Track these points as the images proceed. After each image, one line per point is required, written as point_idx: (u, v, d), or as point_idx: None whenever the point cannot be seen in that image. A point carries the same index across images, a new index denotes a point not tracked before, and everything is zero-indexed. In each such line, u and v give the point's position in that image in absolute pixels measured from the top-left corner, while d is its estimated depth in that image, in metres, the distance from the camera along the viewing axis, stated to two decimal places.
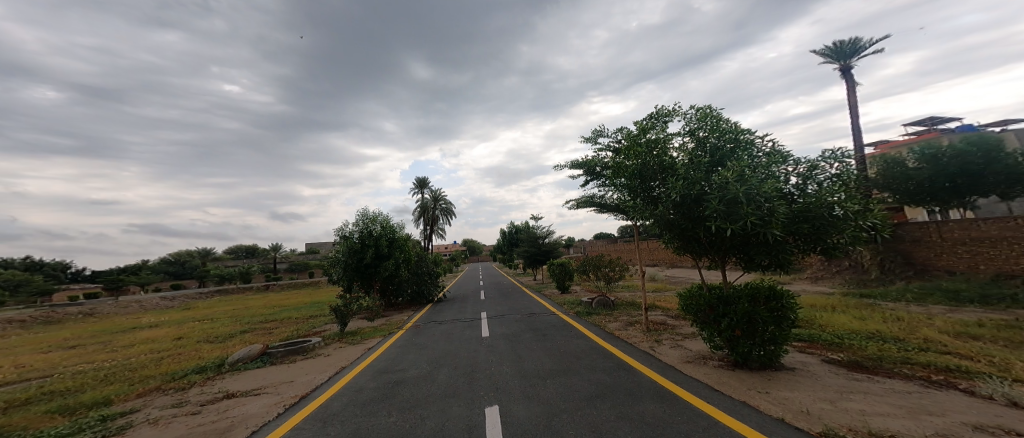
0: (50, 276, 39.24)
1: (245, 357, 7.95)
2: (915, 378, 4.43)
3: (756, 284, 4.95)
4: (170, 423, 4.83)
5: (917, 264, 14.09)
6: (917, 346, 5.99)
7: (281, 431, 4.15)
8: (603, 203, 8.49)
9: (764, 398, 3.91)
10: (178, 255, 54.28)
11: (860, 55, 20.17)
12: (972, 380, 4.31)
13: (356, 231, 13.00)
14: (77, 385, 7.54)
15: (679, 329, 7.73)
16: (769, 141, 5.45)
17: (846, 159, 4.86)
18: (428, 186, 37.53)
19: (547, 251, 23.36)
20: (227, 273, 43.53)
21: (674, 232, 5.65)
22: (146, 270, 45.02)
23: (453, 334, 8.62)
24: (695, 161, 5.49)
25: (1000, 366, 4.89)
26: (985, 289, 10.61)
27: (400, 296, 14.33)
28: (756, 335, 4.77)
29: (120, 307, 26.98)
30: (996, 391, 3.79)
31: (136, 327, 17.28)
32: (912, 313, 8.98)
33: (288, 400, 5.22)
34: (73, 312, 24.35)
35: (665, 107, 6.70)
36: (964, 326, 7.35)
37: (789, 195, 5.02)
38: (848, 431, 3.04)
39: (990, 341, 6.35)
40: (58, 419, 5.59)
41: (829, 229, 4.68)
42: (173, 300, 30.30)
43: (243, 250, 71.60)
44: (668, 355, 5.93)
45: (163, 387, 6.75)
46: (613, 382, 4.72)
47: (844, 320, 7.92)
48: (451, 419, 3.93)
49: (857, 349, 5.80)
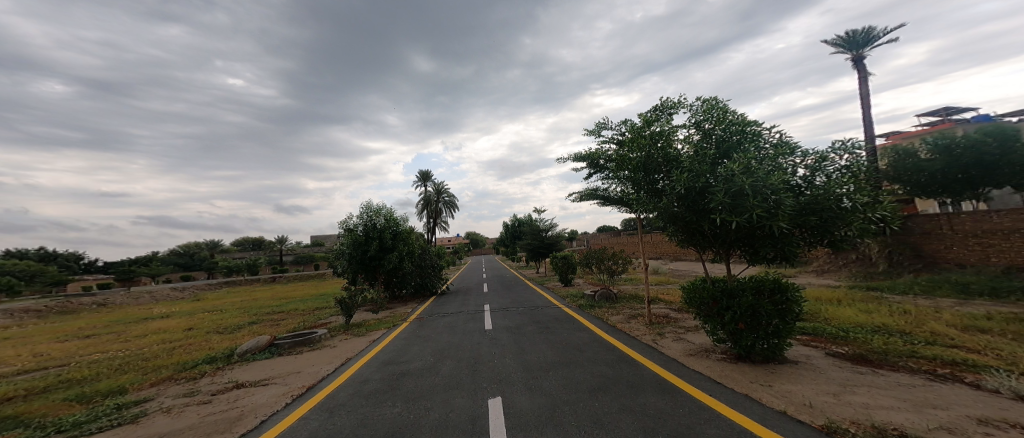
0: (64, 267, 40.06)
1: (253, 348, 8.10)
2: (920, 372, 4.40)
3: (760, 277, 4.91)
4: (183, 412, 4.95)
5: (926, 257, 13.90)
6: (924, 339, 5.94)
7: (288, 421, 4.21)
8: (606, 196, 8.44)
9: (767, 391, 3.91)
10: (186, 246, 55.01)
11: (872, 45, 19.70)
12: (979, 373, 4.27)
13: (360, 223, 13.13)
14: (92, 374, 7.72)
15: (681, 322, 7.72)
16: (777, 132, 5.38)
17: (856, 150, 4.76)
18: (430, 179, 37.64)
19: (550, 244, 23.34)
20: (236, 264, 44.13)
21: (678, 225, 5.60)
22: (157, 261, 45.83)
23: (456, 326, 8.68)
24: (700, 153, 5.44)
25: (1007, 359, 4.83)
26: (995, 282, 10.46)
27: (405, 287, 14.39)
28: (760, 328, 4.75)
29: (132, 298, 27.54)
30: (1003, 385, 3.76)
31: (147, 318, 17.60)
32: (919, 306, 8.89)
33: (296, 390, 5.30)
34: (86, 303, 24.91)
35: (670, 99, 6.63)
36: (972, 319, 7.26)
37: (796, 186, 4.94)
38: (851, 424, 3.03)
39: (998, 334, 6.27)
40: (75, 406, 5.73)
41: (837, 221, 4.62)
42: (183, 292, 30.82)
43: (250, 243, 72.61)
44: (670, 348, 5.94)
45: (175, 377, 6.91)
46: (616, 375, 4.72)
47: (850, 314, 7.86)
48: (455, 411, 3.97)
49: (862, 343, 5.76)
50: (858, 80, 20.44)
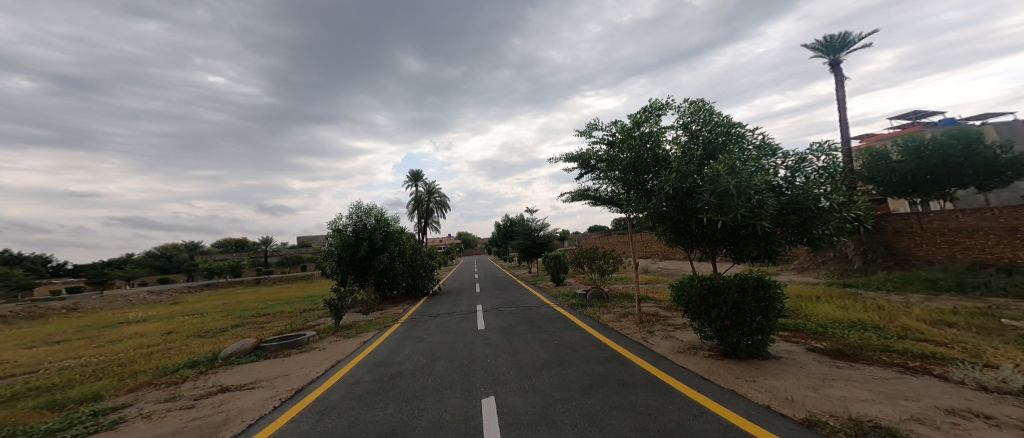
0: (31, 271, 38.02)
1: (238, 351, 7.96)
2: (893, 365, 4.65)
3: (745, 274, 5.08)
4: (164, 417, 4.86)
5: (898, 254, 14.54)
6: (896, 334, 6.25)
7: (277, 424, 4.18)
8: (597, 196, 8.57)
9: (751, 387, 4.08)
10: (163, 248, 53.03)
11: (849, 49, 20.41)
12: (946, 365, 4.54)
13: (350, 224, 13.03)
14: (64, 381, 7.46)
15: (671, 320, 7.93)
16: (760, 134, 5.60)
17: (833, 152, 4.99)
18: (421, 179, 37.37)
19: (542, 244, 23.41)
20: (217, 266, 42.77)
21: (666, 225, 5.75)
22: (131, 264, 43.92)
23: (448, 327, 8.67)
24: (687, 154, 5.59)
25: (972, 352, 5.15)
26: (961, 278, 11.04)
27: (396, 288, 14.21)
28: (744, 325, 4.94)
29: (106, 302, 26.54)
30: (968, 376, 4.01)
31: (123, 322, 17.02)
32: (893, 302, 9.32)
33: (284, 393, 5.27)
34: (56, 307, 23.74)
35: (658, 101, 6.80)
36: (941, 314, 7.68)
37: (777, 187, 5.13)
38: (830, 417, 3.20)
39: (963, 328, 6.66)
40: (47, 414, 5.56)
41: (816, 221, 4.84)
42: (160, 296, 29.78)
43: (232, 244, 70.95)
44: (660, 345, 6.11)
45: (155, 382, 6.74)
46: (608, 373, 4.85)
47: (829, 310, 8.22)
48: (448, 411, 4.02)
49: (840, 338, 6.04)
50: (835, 83, 21.18)
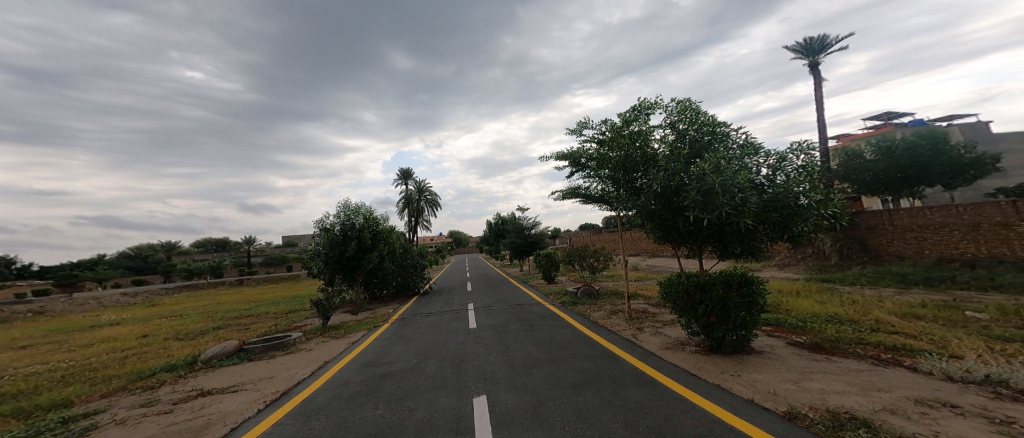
0: None
1: (219, 354, 7.77)
2: (867, 358, 4.88)
3: (729, 271, 5.24)
4: (140, 423, 4.74)
5: (872, 250, 15.17)
6: (870, 327, 6.55)
7: (261, 428, 4.13)
8: (588, 194, 8.68)
9: (736, 381, 4.23)
10: (138, 249, 51.10)
11: (827, 51, 21.10)
12: (915, 357, 4.81)
13: (337, 223, 12.80)
14: (31, 387, 7.16)
15: (659, 317, 8.12)
16: (743, 133, 5.77)
17: (811, 151, 5.19)
18: (411, 176, 37.03)
19: (533, 242, 23.50)
20: (196, 267, 41.45)
21: (655, 222, 5.88)
22: (103, 265, 42.11)
23: (439, 326, 8.66)
24: (675, 153, 5.73)
25: (939, 343, 5.45)
26: (928, 272, 11.61)
27: (385, 288, 14.10)
28: (729, 321, 5.11)
29: (75, 306, 25.41)
30: (935, 367, 4.25)
31: (95, 325, 16.35)
32: (867, 296, 9.76)
33: (269, 396, 5.19)
34: (20, 311, 22.59)
35: (647, 100, 6.91)
36: (910, 307, 8.09)
37: (759, 185, 5.31)
38: (809, 410, 3.35)
39: (930, 320, 7.04)
40: (12, 422, 5.34)
41: (795, 218, 5.04)
42: (136, 298, 28.71)
43: (213, 244, 68.87)
44: (649, 342, 6.25)
45: (130, 387, 6.54)
46: (598, 370, 4.95)
47: (808, 304, 8.55)
48: (439, 411, 4.05)
49: (818, 331, 6.30)
50: (814, 85, 21.90)
